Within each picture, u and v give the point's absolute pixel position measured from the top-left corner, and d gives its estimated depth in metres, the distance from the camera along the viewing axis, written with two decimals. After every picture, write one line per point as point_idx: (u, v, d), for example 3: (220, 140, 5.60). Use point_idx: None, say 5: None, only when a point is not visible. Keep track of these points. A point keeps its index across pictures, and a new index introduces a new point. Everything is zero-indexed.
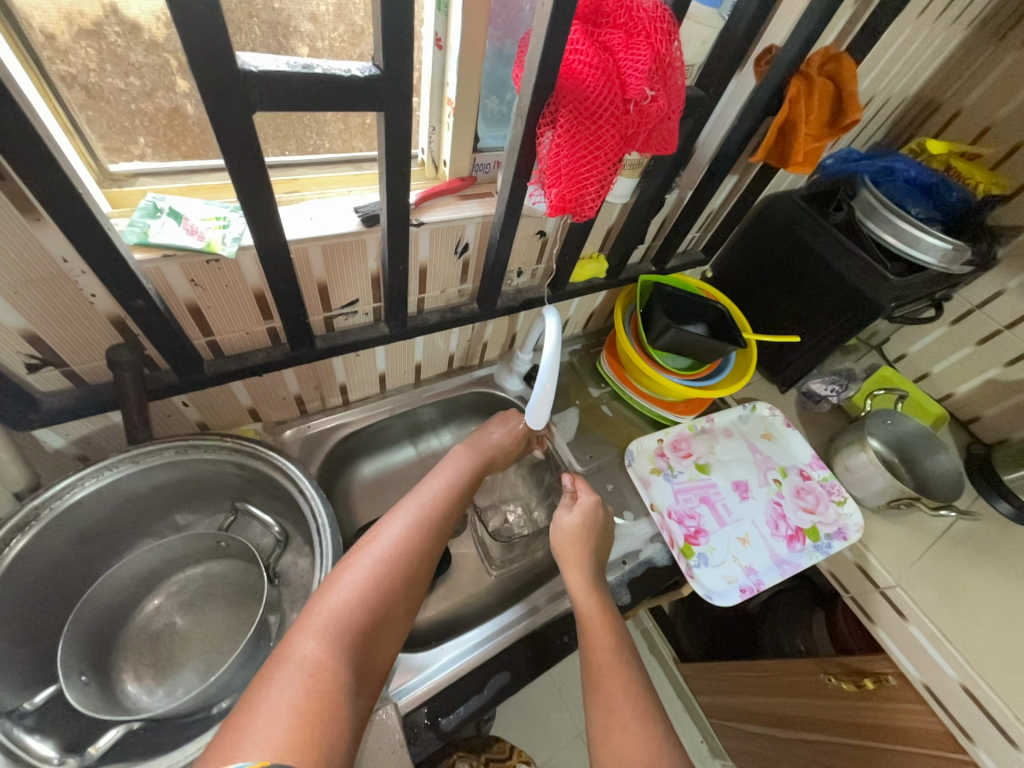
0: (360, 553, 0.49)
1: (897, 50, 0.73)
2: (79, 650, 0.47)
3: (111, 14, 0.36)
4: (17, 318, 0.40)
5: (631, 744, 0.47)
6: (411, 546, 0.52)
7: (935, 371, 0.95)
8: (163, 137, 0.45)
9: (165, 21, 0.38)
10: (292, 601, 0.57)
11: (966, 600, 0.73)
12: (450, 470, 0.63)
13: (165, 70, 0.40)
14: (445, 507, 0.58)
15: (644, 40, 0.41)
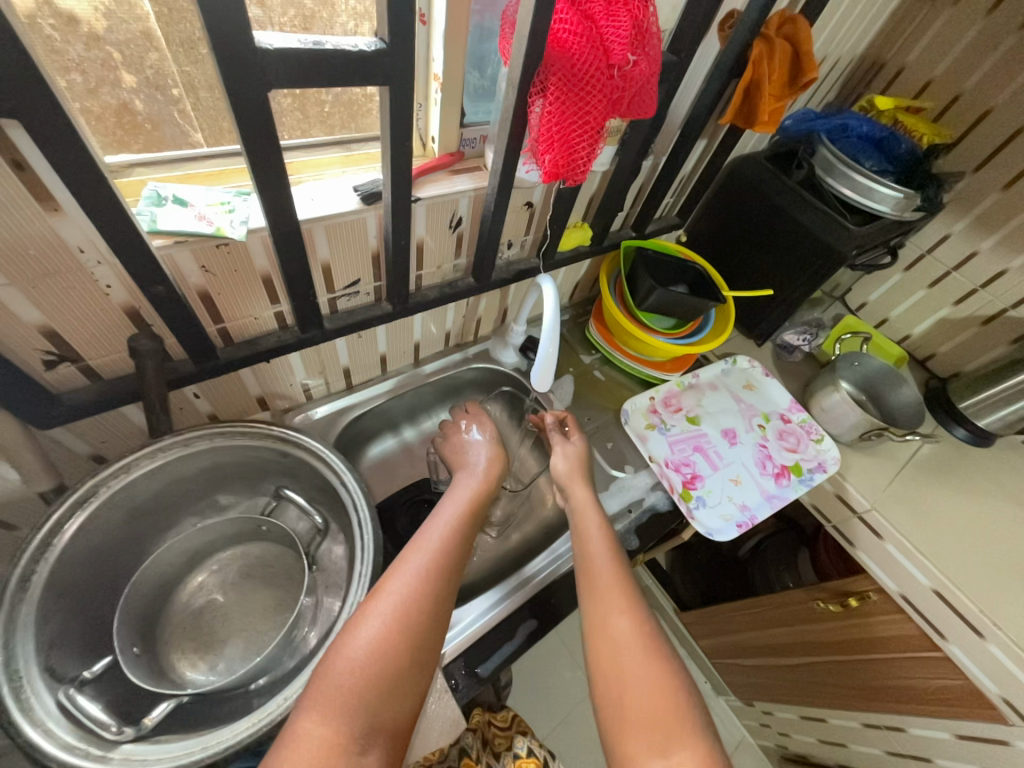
0: (363, 618, 0.45)
1: (844, 11, 0.77)
2: (131, 623, 0.50)
3: (43, 4, 0.35)
4: (36, 314, 0.41)
5: (624, 624, 0.51)
6: (420, 605, 0.45)
7: (894, 315, 1.03)
8: (110, 134, 0.44)
9: (104, 11, 0.37)
10: (328, 584, 0.59)
11: (933, 517, 0.81)
12: (457, 502, 0.56)
13: (108, 65, 0.40)
14: (458, 549, 0.51)
15: (623, 7, 0.43)
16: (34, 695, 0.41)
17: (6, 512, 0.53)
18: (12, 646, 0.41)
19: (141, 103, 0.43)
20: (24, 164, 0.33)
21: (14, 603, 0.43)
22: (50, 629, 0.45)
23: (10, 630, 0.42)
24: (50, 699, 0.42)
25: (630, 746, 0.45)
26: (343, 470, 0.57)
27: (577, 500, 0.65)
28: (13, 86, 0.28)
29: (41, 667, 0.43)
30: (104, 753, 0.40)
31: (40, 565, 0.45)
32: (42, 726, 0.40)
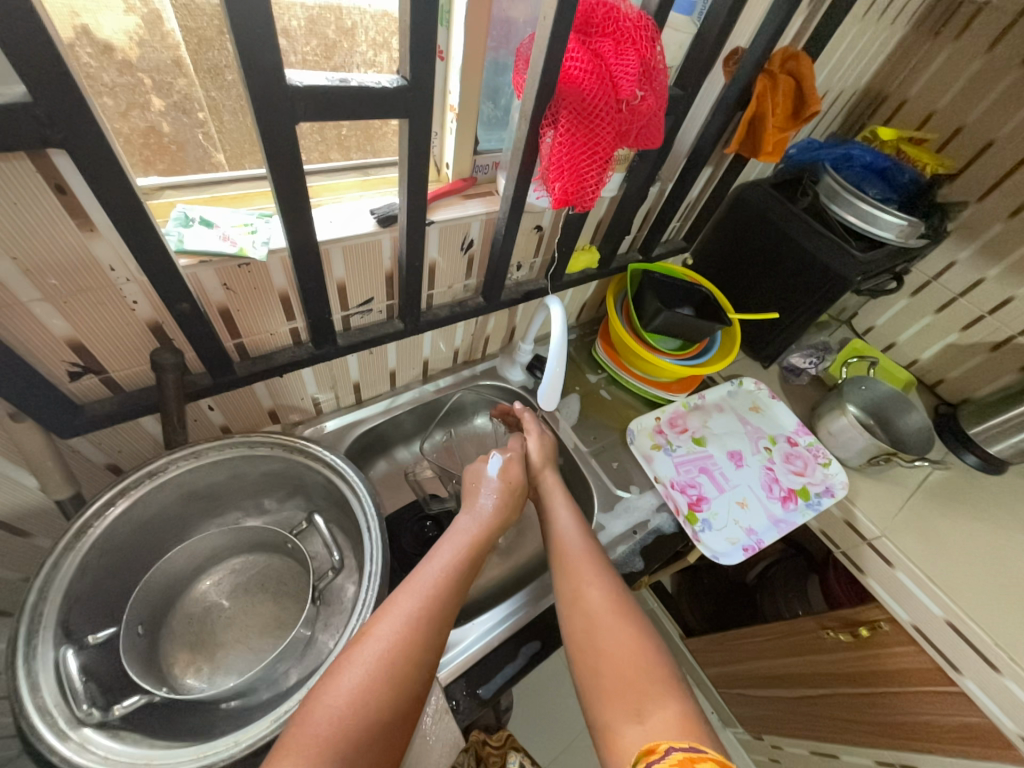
0: (345, 665, 0.43)
1: (846, 47, 0.80)
2: (146, 603, 0.51)
3: (82, 35, 0.38)
4: (65, 327, 0.42)
5: (596, 593, 0.54)
6: (405, 652, 0.44)
7: (902, 340, 1.03)
8: (140, 156, 0.46)
9: (138, 40, 0.40)
10: (329, 615, 0.58)
11: (943, 544, 0.80)
12: (452, 551, 0.55)
13: (138, 88, 0.42)
14: (448, 600, 0.50)
15: (632, 47, 0.46)
16: (41, 644, 0.42)
17: (22, 518, 0.54)
18: (41, 589, 0.44)
19: (174, 127, 0.46)
20: (66, 187, 0.35)
21: (64, 550, 0.46)
22: (84, 582, 0.48)
23: (48, 574, 0.45)
24: (53, 653, 0.43)
25: (608, 713, 0.45)
26: (372, 524, 0.55)
27: (549, 484, 0.69)
28: (66, 120, 0.30)
29: (59, 617, 0.45)
30: (72, 728, 0.40)
31: (98, 520, 0.49)
32: (32, 679, 0.41)
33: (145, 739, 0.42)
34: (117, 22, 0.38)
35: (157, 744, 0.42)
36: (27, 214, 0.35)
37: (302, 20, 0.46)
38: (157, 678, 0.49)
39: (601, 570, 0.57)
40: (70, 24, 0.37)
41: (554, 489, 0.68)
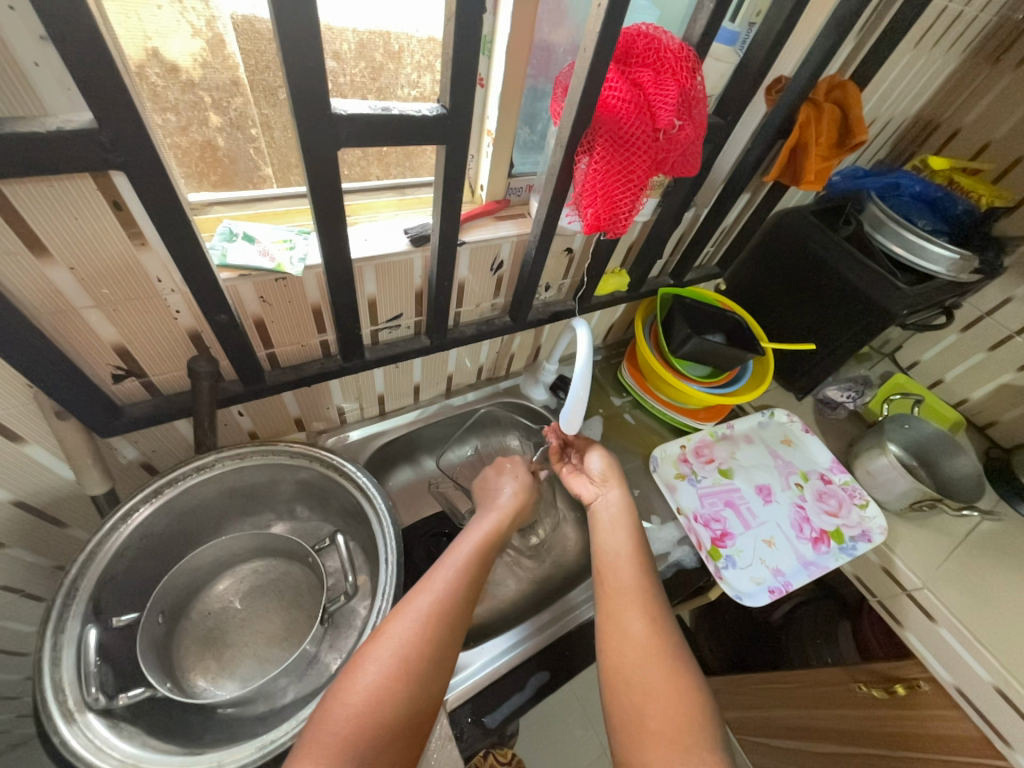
0: (361, 662, 0.43)
1: (897, 75, 0.78)
2: (168, 594, 0.52)
3: (153, 57, 0.40)
4: (113, 333, 0.45)
5: (636, 623, 0.53)
6: (422, 653, 0.44)
7: (949, 377, 0.98)
8: (195, 169, 0.49)
9: (202, 62, 0.42)
10: (336, 636, 0.56)
11: (993, 602, 0.74)
12: (470, 546, 0.54)
13: (199, 106, 0.45)
14: (467, 598, 0.49)
15: (671, 76, 0.45)
16: (71, 619, 0.44)
17: (59, 509, 0.57)
18: (82, 566, 0.46)
19: (221, 145, 0.48)
20: (122, 203, 0.37)
21: (100, 539, 0.48)
22: (119, 563, 0.49)
23: (89, 555, 0.47)
24: (80, 628, 0.44)
25: (644, 756, 0.45)
26: (390, 556, 0.53)
27: (609, 500, 0.67)
28: (127, 147, 0.31)
29: (92, 594, 0.47)
30: (78, 710, 0.40)
31: (144, 505, 0.51)
32: (55, 651, 0.42)
33: (139, 735, 0.42)
34: (184, 46, 0.41)
35: (149, 744, 0.42)
36: (87, 228, 0.37)
37: (352, 43, 0.48)
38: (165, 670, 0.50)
39: (648, 598, 0.55)
40: (143, 47, 0.39)
41: (609, 504, 0.67)
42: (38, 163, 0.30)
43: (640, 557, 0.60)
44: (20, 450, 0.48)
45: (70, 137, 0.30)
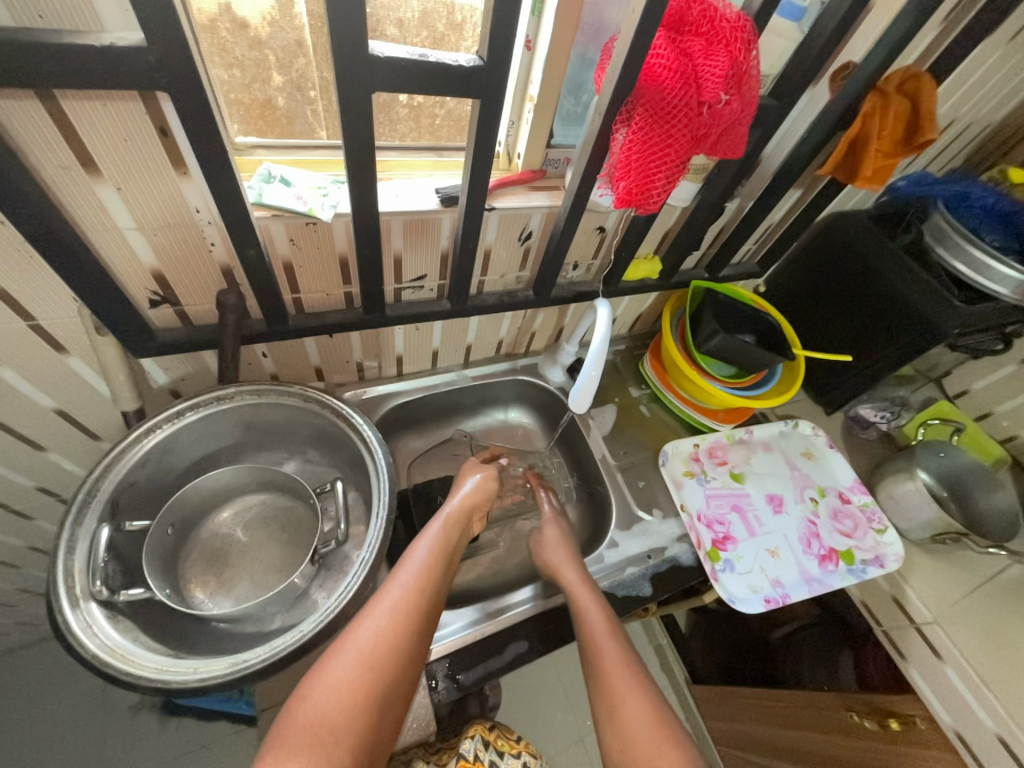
0: (329, 658, 0.44)
1: (985, 74, 0.71)
2: (180, 507, 0.56)
3: (225, 12, 0.43)
4: (151, 258, 0.47)
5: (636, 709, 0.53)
6: (388, 646, 0.45)
7: (1000, 411, 0.91)
8: (253, 125, 0.52)
9: (269, 20, 0.44)
10: (327, 576, 0.58)
11: (1010, 648, 0.69)
12: (430, 542, 0.55)
13: (264, 64, 0.47)
14: (429, 595, 0.50)
15: (724, 47, 0.43)
16: (88, 516, 0.48)
17: (95, 423, 0.62)
18: (104, 469, 0.50)
19: (242, 106, 0.50)
20: (168, 131, 0.39)
21: (126, 446, 0.52)
22: (139, 472, 0.53)
23: (113, 459, 0.51)
24: (95, 527, 0.48)
25: None
26: (382, 508, 0.54)
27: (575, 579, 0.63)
28: (171, 68, 0.33)
29: (110, 496, 0.50)
30: (83, 598, 0.44)
31: (167, 424, 0.54)
32: (71, 541, 0.46)
33: (133, 630, 0.46)
34: (254, 3, 0.43)
35: (139, 640, 0.45)
36: (134, 153, 0.39)
37: (417, 12, 0.49)
38: (167, 578, 0.54)
39: (635, 677, 0.55)
40: (217, 2, 0.42)
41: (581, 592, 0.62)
42: (92, 78, 0.32)
43: (617, 636, 0.57)
44: (64, 361, 0.52)
45: (119, 53, 0.31)
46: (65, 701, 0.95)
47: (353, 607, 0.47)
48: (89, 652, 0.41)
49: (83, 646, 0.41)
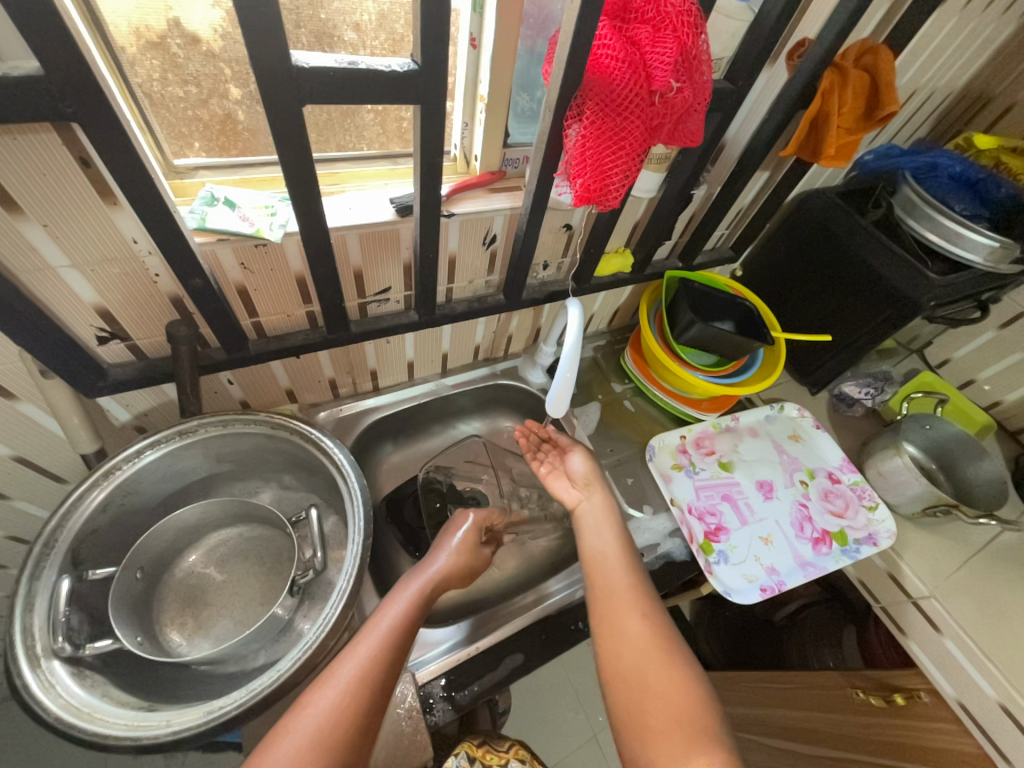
0: (278, 737, 0.41)
1: (942, 42, 0.70)
2: (147, 551, 0.53)
3: (174, 28, 0.41)
4: (92, 294, 0.45)
5: (637, 626, 0.53)
6: (346, 723, 0.42)
7: (983, 378, 0.91)
8: (215, 141, 0.50)
9: (221, 33, 0.42)
10: (310, 606, 0.56)
11: (1007, 615, 0.69)
12: (404, 602, 0.53)
13: (219, 78, 0.45)
14: (394, 663, 0.47)
15: (671, 33, 0.42)
16: (47, 568, 0.46)
17: (57, 466, 0.59)
18: (62, 518, 0.48)
19: (199, 123, 0.48)
20: (90, 161, 0.37)
21: (86, 490, 0.49)
22: (100, 518, 0.51)
23: (70, 507, 0.48)
24: (55, 579, 0.46)
25: (650, 754, 0.45)
26: (358, 536, 0.52)
27: (597, 502, 0.67)
28: (75, 95, 0.31)
29: (70, 547, 0.48)
30: (44, 657, 0.42)
31: (127, 464, 0.52)
32: (29, 597, 0.44)
33: (102, 685, 0.44)
34: (204, 16, 0.41)
35: (108, 695, 0.44)
36: (54, 186, 0.37)
37: (373, 15, 0.47)
38: (139, 625, 0.52)
39: (642, 599, 0.55)
40: (165, 17, 0.40)
41: (594, 510, 0.66)
42: None
43: (631, 561, 0.60)
44: (14, 407, 0.50)
45: (16, 83, 0.29)
46: (60, 740, 0.93)
47: (331, 641, 0.45)
48: (51, 716, 0.39)
49: (44, 709, 0.39)
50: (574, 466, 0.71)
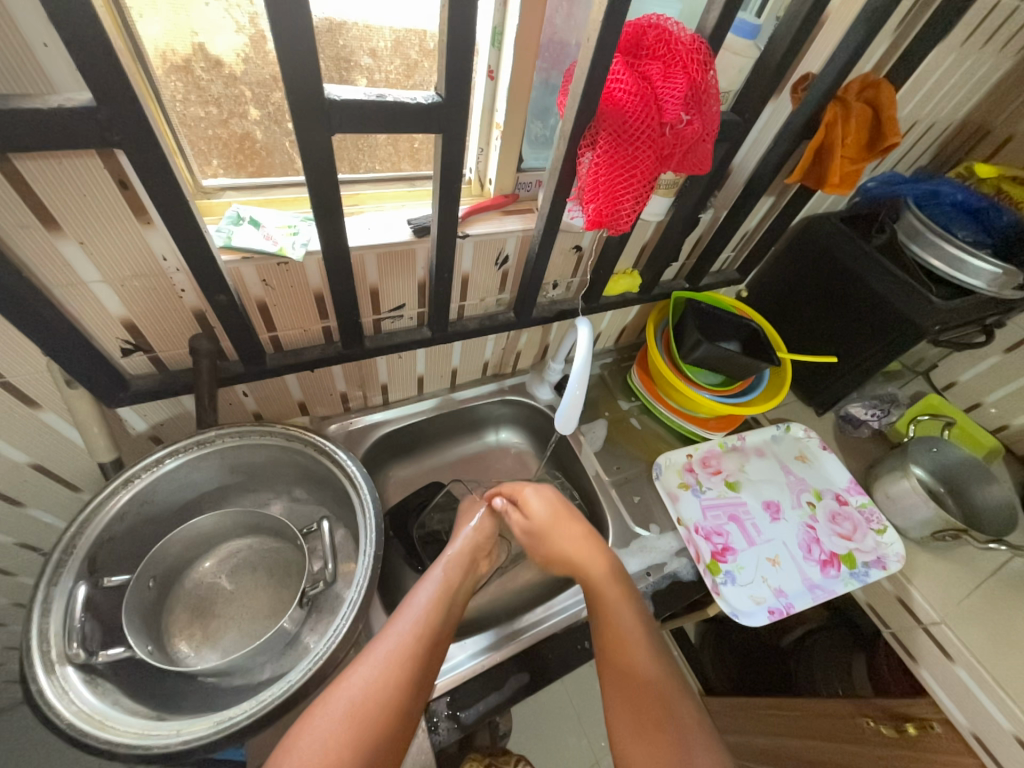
0: (316, 708, 0.44)
1: (942, 76, 0.72)
2: (161, 559, 0.54)
3: (199, 53, 0.43)
4: (120, 307, 0.47)
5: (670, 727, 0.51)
6: (380, 699, 0.44)
7: (989, 401, 0.91)
8: (233, 160, 0.52)
9: (245, 58, 0.45)
10: (318, 619, 0.56)
11: (1021, 645, 0.68)
12: (438, 578, 0.56)
13: (240, 100, 0.47)
14: (433, 635, 0.50)
15: (681, 70, 0.44)
16: (64, 574, 0.46)
17: (73, 474, 0.60)
18: (81, 524, 0.48)
19: (219, 142, 0.50)
20: (128, 183, 0.39)
21: (108, 495, 0.50)
22: (118, 526, 0.52)
23: (91, 512, 0.49)
24: (72, 584, 0.47)
25: None
26: (369, 548, 0.52)
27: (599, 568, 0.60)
28: (122, 124, 0.33)
29: (88, 553, 0.49)
30: (58, 663, 0.43)
31: (145, 473, 0.53)
32: (46, 602, 0.45)
33: (113, 693, 0.44)
34: (228, 41, 0.43)
35: (119, 703, 0.44)
36: (94, 206, 0.39)
37: (389, 42, 0.49)
38: (149, 634, 0.52)
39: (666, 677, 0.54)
40: (190, 42, 0.42)
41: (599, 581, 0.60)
42: (41, 138, 0.32)
43: (656, 651, 0.55)
44: (37, 415, 0.51)
45: (69, 114, 0.31)
46: (59, 751, 0.92)
47: (341, 653, 0.46)
48: (63, 722, 0.40)
49: (58, 715, 0.40)
50: (528, 499, 0.67)
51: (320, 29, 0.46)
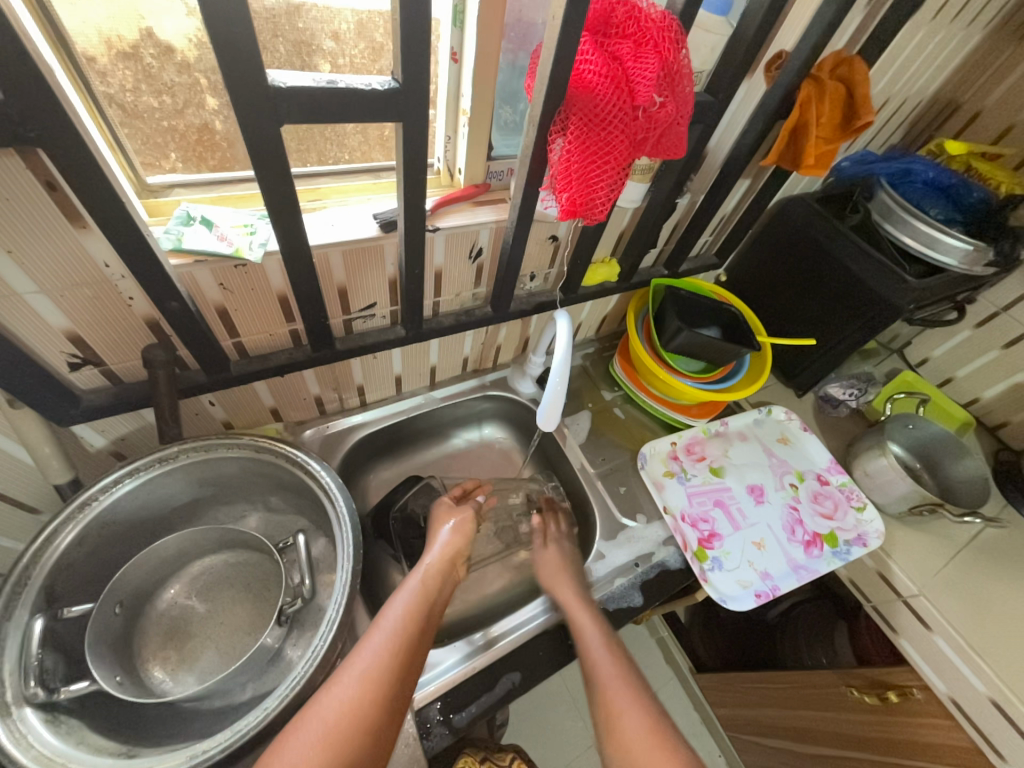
0: (289, 734, 0.41)
1: (911, 53, 0.72)
2: (128, 581, 0.51)
3: (147, 37, 0.39)
4: (61, 320, 0.43)
5: (634, 721, 0.51)
6: (356, 718, 0.42)
7: (960, 376, 0.93)
8: (192, 152, 0.48)
9: (197, 43, 0.41)
10: (300, 634, 0.55)
11: (993, 612, 0.70)
12: (414, 588, 0.55)
13: (195, 88, 0.43)
14: (411, 647, 0.49)
15: (652, 48, 0.42)
16: (19, 608, 0.44)
17: (29, 496, 0.56)
18: (36, 554, 0.45)
19: (175, 134, 0.46)
20: (56, 184, 0.35)
21: (67, 519, 0.47)
22: (77, 552, 0.49)
23: (46, 541, 0.46)
24: (28, 618, 0.44)
25: None
26: (347, 565, 0.50)
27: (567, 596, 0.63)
28: (38, 119, 0.29)
29: (45, 583, 0.46)
30: (15, 704, 0.40)
31: (104, 494, 0.50)
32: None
33: (78, 731, 0.42)
34: (178, 25, 0.39)
35: (84, 742, 0.42)
36: (18, 210, 0.35)
37: (352, 24, 0.46)
38: (119, 663, 0.49)
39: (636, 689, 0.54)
40: (137, 27, 0.38)
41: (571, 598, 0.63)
42: None
43: (617, 656, 0.56)
44: None
45: None
46: None
47: (321, 673, 0.44)
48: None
49: (15, 761, 0.37)
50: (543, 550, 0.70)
51: (277, 12, 0.42)
